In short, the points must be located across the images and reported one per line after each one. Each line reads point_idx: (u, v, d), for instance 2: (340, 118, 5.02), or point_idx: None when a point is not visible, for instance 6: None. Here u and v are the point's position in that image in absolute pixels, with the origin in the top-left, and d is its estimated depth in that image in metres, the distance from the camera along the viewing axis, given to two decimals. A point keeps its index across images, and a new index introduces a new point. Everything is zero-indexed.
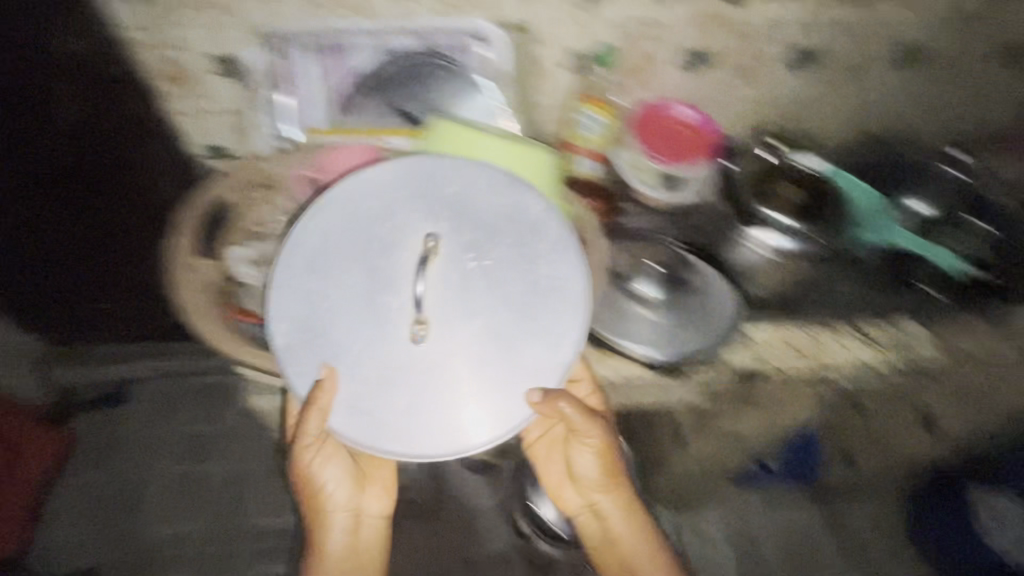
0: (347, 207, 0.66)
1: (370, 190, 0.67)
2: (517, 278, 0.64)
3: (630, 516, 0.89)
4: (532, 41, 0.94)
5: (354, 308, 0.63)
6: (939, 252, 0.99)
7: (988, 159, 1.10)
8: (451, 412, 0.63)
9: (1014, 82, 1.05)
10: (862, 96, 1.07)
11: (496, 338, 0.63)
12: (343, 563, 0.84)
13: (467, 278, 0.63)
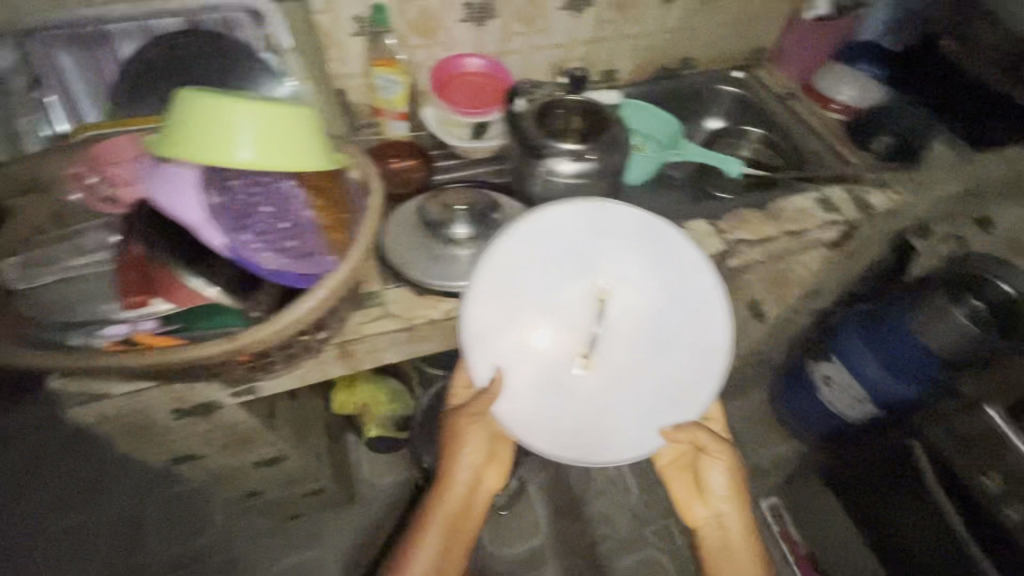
0: (604, 230, 0.76)
1: (601, 236, 0.76)
2: (683, 327, 0.75)
3: (736, 516, 0.86)
4: (316, 11, 0.96)
5: (556, 351, 0.77)
6: (713, 156, 1.17)
7: (762, 76, 1.39)
8: (540, 418, 0.76)
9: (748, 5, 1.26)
10: (638, 35, 1.24)
11: (647, 354, 0.76)
12: (446, 525, 0.84)
13: (633, 306, 0.77)
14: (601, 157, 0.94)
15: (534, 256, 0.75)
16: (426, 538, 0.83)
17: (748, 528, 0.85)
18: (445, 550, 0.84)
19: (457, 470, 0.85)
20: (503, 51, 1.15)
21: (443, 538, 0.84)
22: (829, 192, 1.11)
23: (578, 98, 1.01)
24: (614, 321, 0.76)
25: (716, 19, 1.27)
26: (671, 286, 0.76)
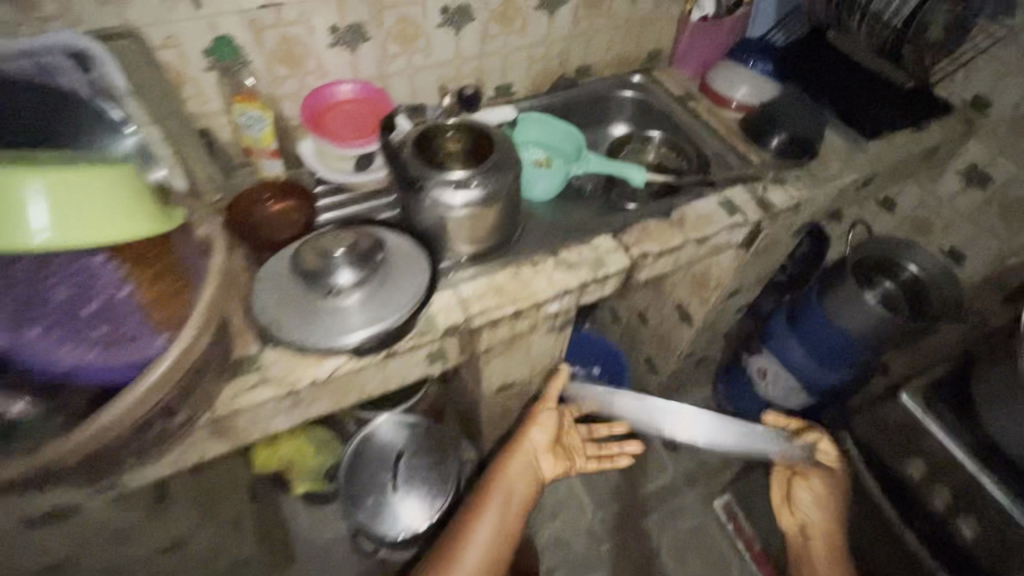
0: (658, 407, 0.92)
1: (678, 412, 0.90)
2: (741, 429, 0.92)
3: (829, 528, 1.03)
4: (156, 49, 0.88)
5: (645, 422, 0.94)
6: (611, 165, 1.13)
7: (662, 78, 1.37)
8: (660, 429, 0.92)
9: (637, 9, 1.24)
10: (529, 48, 1.19)
11: (733, 433, 0.92)
12: (499, 511, 0.98)
13: (711, 421, 0.91)
14: (489, 183, 0.88)
15: (621, 399, 0.97)
16: (483, 510, 0.98)
17: (831, 528, 1.04)
18: (502, 512, 0.98)
19: (512, 459, 1.04)
20: (384, 75, 1.09)
21: (505, 507, 0.98)
22: (730, 195, 1.10)
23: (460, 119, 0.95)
24: (719, 423, 0.92)
25: (609, 28, 1.25)
26: (721, 424, 0.91)
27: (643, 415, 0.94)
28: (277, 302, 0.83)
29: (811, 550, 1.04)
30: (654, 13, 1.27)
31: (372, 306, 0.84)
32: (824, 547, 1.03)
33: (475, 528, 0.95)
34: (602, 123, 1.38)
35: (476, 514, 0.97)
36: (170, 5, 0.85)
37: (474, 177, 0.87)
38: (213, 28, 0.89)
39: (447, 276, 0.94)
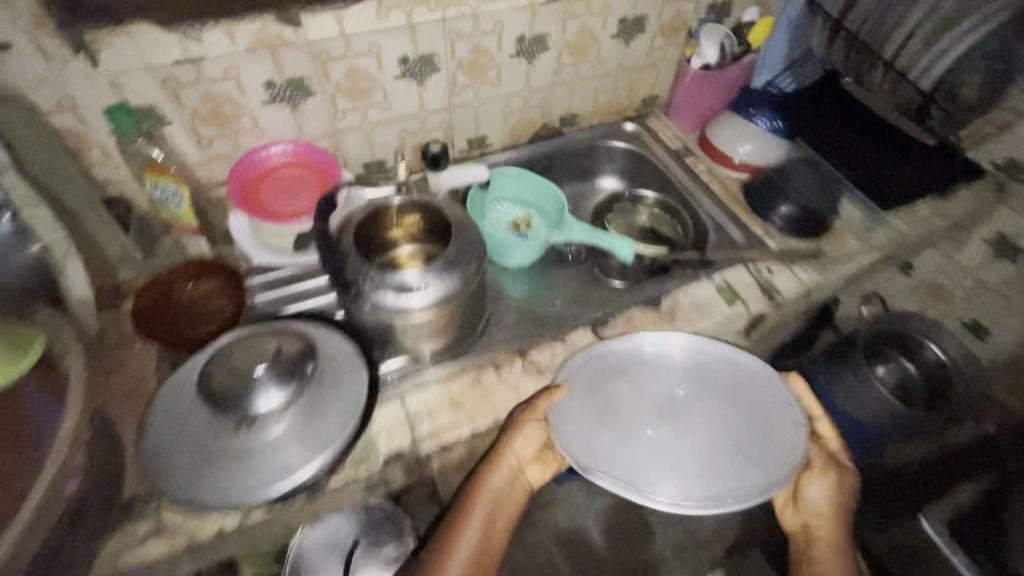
0: (658, 375, 0.84)
1: (670, 368, 0.85)
2: (742, 436, 0.78)
3: (832, 526, 0.76)
4: (48, 113, 0.73)
5: (609, 406, 0.80)
6: (592, 236, 0.99)
7: (656, 127, 1.23)
8: (634, 439, 0.77)
9: (631, 52, 1.09)
10: (506, 98, 1.05)
11: (732, 442, 0.77)
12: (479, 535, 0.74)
13: (726, 479, 0.73)
14: (444, 279, 0.74)
15: (614, 381, 0.83)
16: (461, 534, 0.74)
17: (828, 546, 0.75)
18: (486, 535, 0.75)
19: (493, 475, 0.76)
20: (335, 132, 0.95)
21: (487, 523, 0.75)
22: (729, 278, 0.96)
23: (413, 195, 0.82)
24: (722, 463, 0.75)
25: (598, 74, 1.10)
26: (724, 405, 0.82)
27: (648, 369, 0.85)
28: (178, 435, 0.69)
29: (809, 563, 0.75)
30: (648, 58, 1.13)
31: (298, 440, 0.70)
32: (819, 543, 0.76)
33: (450, 558, 0.72)
34: (588, 176, 1.25)
35: (456, 535, 0.74)
36: (60, 65, 0.70)
37: (432, 279, 0.74)
38: (118, 89, 0.75)
39: (393, 388, 0.80)
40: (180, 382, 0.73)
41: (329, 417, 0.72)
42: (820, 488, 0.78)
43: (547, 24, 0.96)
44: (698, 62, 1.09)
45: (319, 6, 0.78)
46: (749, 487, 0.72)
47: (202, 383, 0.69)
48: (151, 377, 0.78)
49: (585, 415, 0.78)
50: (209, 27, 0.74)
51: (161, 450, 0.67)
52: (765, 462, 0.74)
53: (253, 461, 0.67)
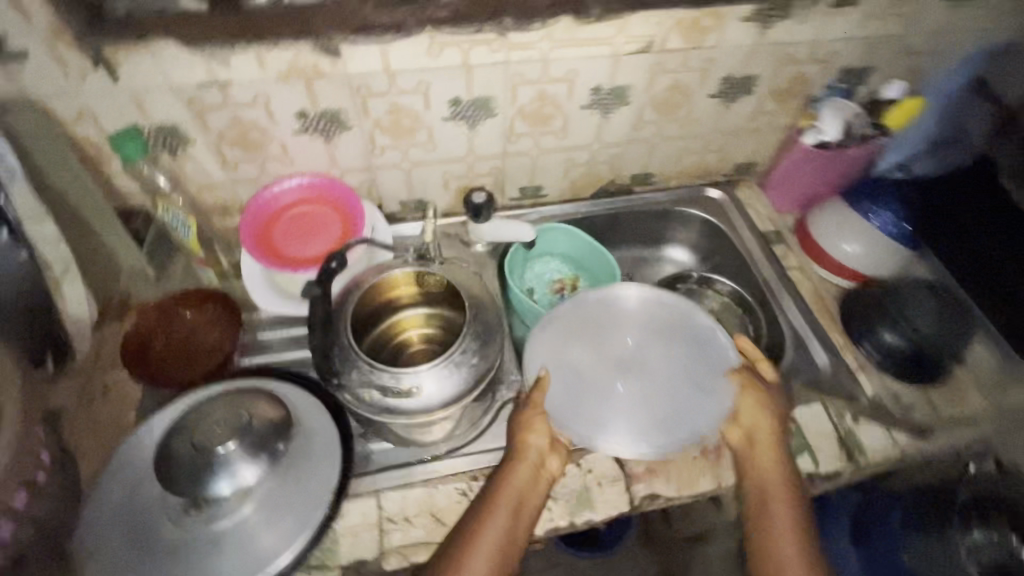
0: (615, 310, 0.84)
1: (628, 311, 0.84)
2: (693, 371, 0.79)
3: (769, 451, 0.70)
4: (67, 122, 0.69)
5: (572, 361, 0.79)
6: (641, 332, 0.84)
7: (745, 200, 1.04)
8: (609, 403, 0.76)
9: (731, 112, 0.91)
10: (570, 150, 0.91)
11: (683, 382, 0.79)
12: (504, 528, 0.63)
13: (683, 414, 0.75)
14: (460, 370, 0.65)
15: (578, 341, 0.82)
16: (483, 528, 0.63)
17: (773, 469, 0.69)
18: (508, 537, 0.63)
19: (519, 467, 0.67)
20: (371, 167, 0.85)
21: (512, 523, 0.63)
22: (802, 418, 0.78)
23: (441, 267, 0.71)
24: (676, 403, 0.76)
25: (684, 133, 0.94)
26: (670, 335, 0.83)
27: (609, 318, 0.84)
28: (119, 507, 0.60)
29: (763, 509, 0.68)
30: (750, 121, 0.94)
31: (265, 527, 0.62)
32: (772, 497, 0.68)
33: (469, 556, 0.61)
34: (653, 242, 1.09)
35: (472, 530, 0.62)
36: (78, 76, 0.64)
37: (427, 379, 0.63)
38: (140, 105, 0.69)
39: (373, 478, 0.71)
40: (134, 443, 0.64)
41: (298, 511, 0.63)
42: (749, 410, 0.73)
43: (632, 75, 0.80)
44: (813, 139, 0.90)
45: (362, 36, 0.67)
46: (704, 419, 0.75)
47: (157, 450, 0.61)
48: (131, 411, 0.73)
49: (553, 371, 0.78)
50: (237, 50, 0.65)
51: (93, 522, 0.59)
52: (711, 392, 0.77)
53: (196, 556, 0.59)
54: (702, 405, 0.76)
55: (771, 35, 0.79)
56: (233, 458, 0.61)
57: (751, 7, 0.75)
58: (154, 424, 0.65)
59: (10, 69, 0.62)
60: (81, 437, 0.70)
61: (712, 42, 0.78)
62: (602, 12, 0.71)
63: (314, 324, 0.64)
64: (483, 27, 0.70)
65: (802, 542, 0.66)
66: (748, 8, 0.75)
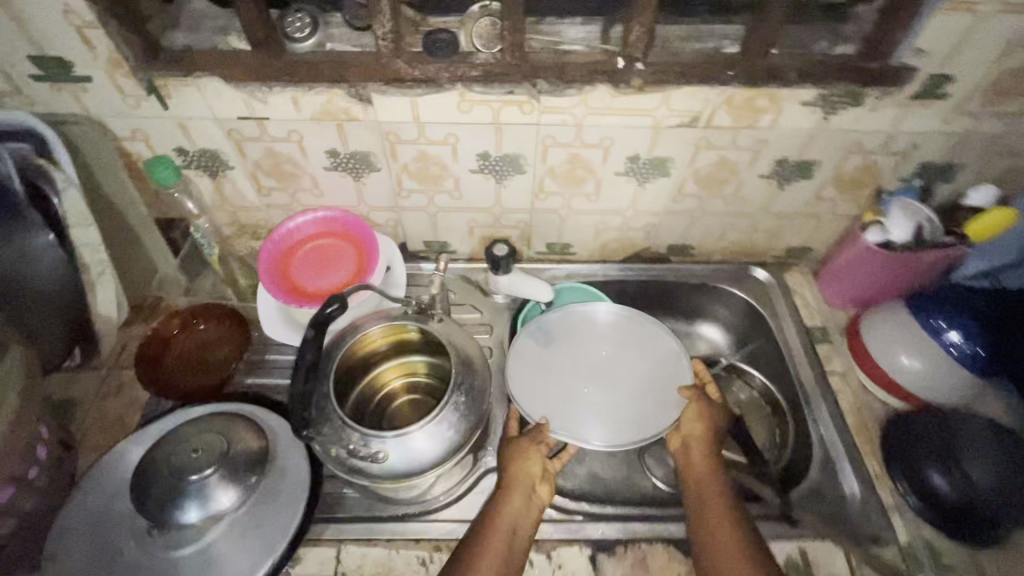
0: (591, 318, 0.89)
1: (602, 319, 0.89)
2: (658, 382, 0.84)
3: (700, 445, 0.74)
4: (122, 139, 0.74)
5: (543, 365, 0.85)
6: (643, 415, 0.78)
7: (793, 287, 0.95)
8: (574, 406, 0.82)
9: (785, 195, 0.84)
10: (602, 213, 0.87)
11: (646, 390, 0.83)
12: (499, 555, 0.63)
13: (641, 420, 0.80)
14: (444, 432, 0.64)
15: (552, 345, 0.87)
16: (483, 552, 0.62)
17: (704, 465, 0.72)
18: (506, 553, 0.63)
19: (514, 493, 0.68)
20: (398, 208, 0.86)
21: (509, 545, 0.64)
22: (813, 555, 0.69)
23: (443, 327, 0.71)
24: (637, 409, 0.81)
25: (730, 210, 0.87)
26: (641, 347, 0.87)
27: (585, 329, 0.89)
28: (95, 515, 0.63)
29: (698, 505, 0.69)
30: (807, 207, 0.86)
31: (227, 558, 0.63)
32: (702, 486, 0.70)
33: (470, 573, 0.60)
34: (687, 316, 1.01)
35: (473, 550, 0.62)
36: (133, 101, 0.69)
37: (411, 445, 0.62)
38: (186, 131, 0.73)
39: (338, 527, 0.70)
40: (123, 451, 0.67)
41: (262, 544, 0.64)
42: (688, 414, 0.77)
43: (673, 147, 0.75)
44: (877, 236, 0.80)
45: (394, 88, 0.67)
46: (659, 425, 0.79)
47: (139, 465, 0.64)
48: (136, 414, 0.77)
49: (527, 369, 0.84)
50: (276, 90, 0.68)
51: (69, 526, 0.62)
52: (667, 403, 0.81)
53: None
54: (658, 413, 0.80)
55: (836, 122, 0.72)
56: (207, 485, 0.63)
57: (815, 92, 0.68)
58: (145, 437, 0.68)
59: (75, 89, 0.67)
60: (86, 432, 0.75)
61: (767, 124, 0.72)
62: (643, 83, 0.67)
63: (299, 370, 0.62)
64: (515, 89, 0.68)
65: (736, 530, 0.65)
66: (810, 93, 0.68)
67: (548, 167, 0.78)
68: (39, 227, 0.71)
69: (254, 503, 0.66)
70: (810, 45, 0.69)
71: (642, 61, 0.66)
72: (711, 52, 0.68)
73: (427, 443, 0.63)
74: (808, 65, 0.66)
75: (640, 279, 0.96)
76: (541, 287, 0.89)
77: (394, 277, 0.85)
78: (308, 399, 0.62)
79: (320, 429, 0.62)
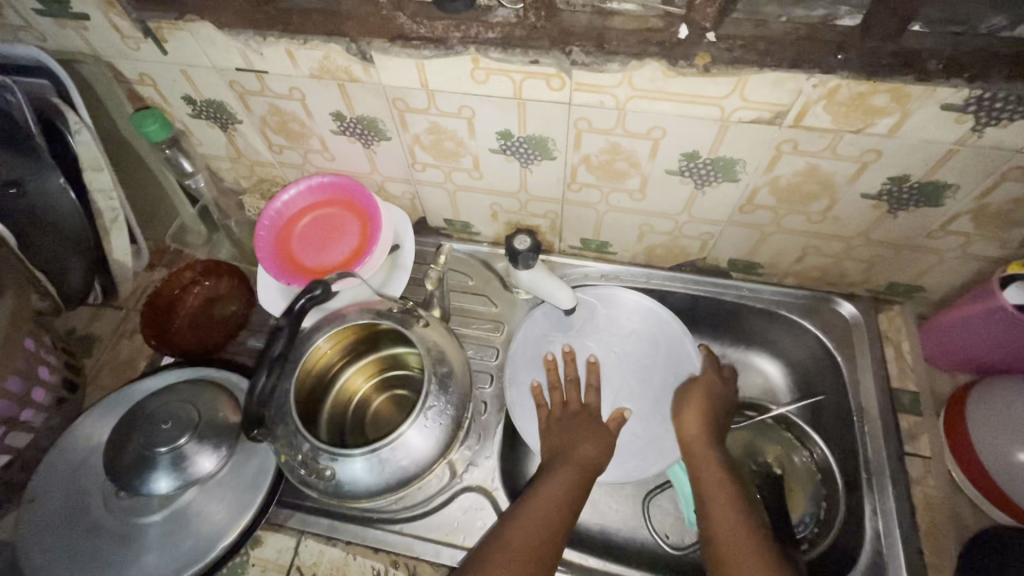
0: (607, 316, 0.79)
1: (621, 320, 0.79)
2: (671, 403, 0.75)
3: (697, 431, 0.69)
4: (134, 83, 0.70)
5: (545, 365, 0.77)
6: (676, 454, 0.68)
7: (885, 333, 0.76)
8: None
9: (894, 222, 0.63)
10: (648, 214, 0.72)
11: (654, 411, 0.75)
12: (539, 522, 0.59)
13: (645, 447, 0.72)
14: (429, 436, 0.58)
15: (561, 341, 0.78)
16: (528, 514, 0.60)
17: (705, 462, 0.67)
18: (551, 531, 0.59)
19: (586, 442, 0.68)
20: (414, 181, 0.77)
21: (569, 493, 0.63)
22: None
23: (438, 338, 0.63)
24: (643, 432, 0.73)
25: (818, 231, 0.67)
26: (659, 361, 0.77)
27: (601, 327, 0.79)
28: (77, 464, 0.65)
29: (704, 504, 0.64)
30: (926, 240, 0.65)
31: (184, 533, 0.62)
32: (710, 499, 0.64)
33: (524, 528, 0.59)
34: (742, 342, 0.84)
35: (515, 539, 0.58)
36: (133, 44, 0.63)
37: (382, 461, 0.56)
38: (190, 79, 0.67)
39: (303, 517, 0.67)
40: (116, 404, 0.69)
41: (223, 525, 0.63)
42: (686, 399, 0.72)
43: (744, 148, 0.58)
44: (1019, 296, 0.60)
45: (397, 48, 0.56)
46: (663, 456, 0.71)
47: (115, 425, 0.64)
48: (145, 359, 0.80)
49: (527, 367, 0.77)
50: (269, 41, 0.59)
51: (57, 467, 0.65)
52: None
53: (115, 535, 0.62)
54: (664, 443, 0.72)
55: (993, 137, 0.50)
56: (179, 454, 0.62)
57: (966, 93, 0.47)
58: (134, 396, 0.70)
59: (78, 27, 0.63)
60: (98, 372, 0.79)
61: (884, 130, 0.52)
62: (710, 63, 0.50)
63: (266, 359, 0.57)
64: (541, 58, 0.53)
65: (749, 540, 0.60)
66: (959, 94, 0.47)
67: (583, 155, 0.64)
68: (53, 168, 0.68)
69: (217, 481, 0.65)
70: (974, 20, 0.48)
71: (713, 32, 0.49)
72: (816, 24, 0.49)
73: (411, 449, 0.57)
74: (960, 54, 0.46)
75: (688, 293, 0.81)
76: (565, 293, 0.74)
77: (402, 259, 0.77)
78: (267, 386, 0.56)
79: (275, 430, 0.57)
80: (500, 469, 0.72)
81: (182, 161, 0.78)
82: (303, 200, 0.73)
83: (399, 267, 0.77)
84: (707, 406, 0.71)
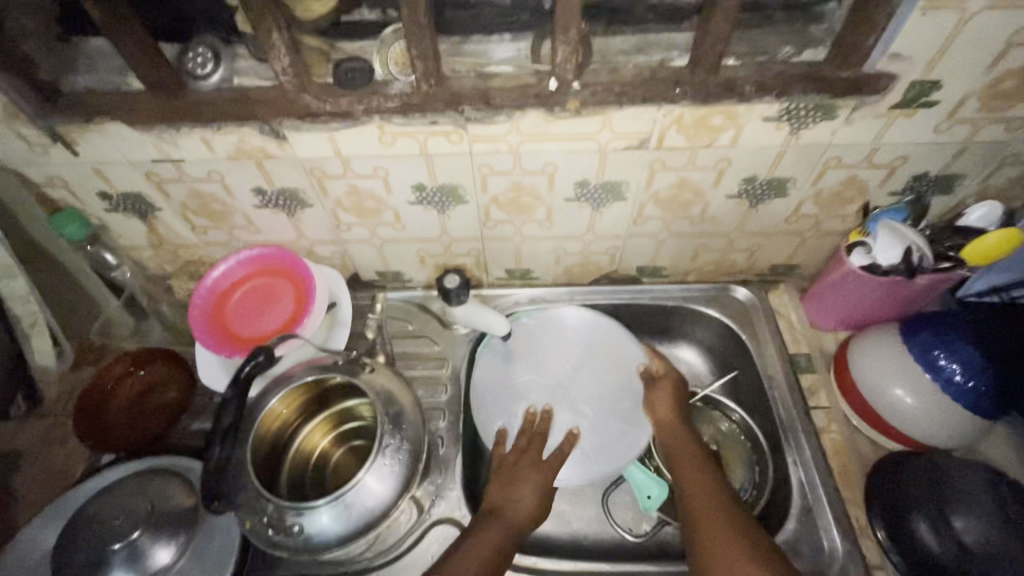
0: (549, 334, 0.86)
1: (563, 333, 0.86)
2: (626, 401, 0.82)
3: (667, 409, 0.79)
4: (42, 186, 0.71)
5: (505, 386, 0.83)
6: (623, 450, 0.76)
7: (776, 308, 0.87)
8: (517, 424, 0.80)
9: (756, 214, 0.75)
10: (559, 238, 0.80)
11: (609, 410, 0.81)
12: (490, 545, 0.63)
13: (611, 444, 0.78)
14: (395, 472, 0.61)
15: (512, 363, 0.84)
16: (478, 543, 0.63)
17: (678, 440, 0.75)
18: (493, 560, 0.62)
19: (526, 489, 0.70)
20: (341, 240, 0.81)
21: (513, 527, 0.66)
22: None
23: (395, 383, 0.68)
24: (605, 431, 0.79)
25: (701, 231, 0.79)
26: (606, 364, 0.84)
27: (551, 336, 0.86)
28: None
29: (682, 483, 0.71)
30: (786, 225, 0.77)
31: None
32: (687, 477, 0.71)
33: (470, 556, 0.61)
34: (665, 338, 0.94)
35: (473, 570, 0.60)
36: (41, 150, 0.65)
37: (347, 506, 0.58)
38: (103, 175, 0.69)
39: None
40: (57, 512, 0.67)
41: None
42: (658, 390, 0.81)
43: (626, 171, 0.68)
44: (861, 258, 0.73)
45: (307, 124, 0.62)
46: (628, 449, 0.77)
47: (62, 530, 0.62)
48: (82, 461, 0.77)
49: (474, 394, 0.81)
50: (183, 131, 0.63)
51: None
52: (640, 423, 0.79)
53: None
54: (625, 432, 0.79)
55: (808, 137, 0.63)
56: (136, 549, 0.61)
57: (777, 106, 0.60)
58: (78, 498, 0.68)
59: None
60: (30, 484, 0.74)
61: (727, 141, 0.64)
62: (580, 105, 0.60)
63: (219, 431, 0.57)
64: (439, 118, 0.61)
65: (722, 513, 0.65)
66: (772, 108, 0.60)
67: (492, 196, 0.72)
68: None
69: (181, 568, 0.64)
70: (771, 51, 0.61)
71: (577, 81, 0.59)
72: (656, 66, 0.60)
73: (378, 490, 0.60)
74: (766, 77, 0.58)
75: (608, 303, 0.89)
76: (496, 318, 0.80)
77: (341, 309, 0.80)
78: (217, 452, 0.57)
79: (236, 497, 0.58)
80: (465, 497, 0.74)
81: (108, 256, 0.80)
82: (235, 274, 0.76)
83: (337, 318, 0.80)
84: (674, 392, 0.81)
